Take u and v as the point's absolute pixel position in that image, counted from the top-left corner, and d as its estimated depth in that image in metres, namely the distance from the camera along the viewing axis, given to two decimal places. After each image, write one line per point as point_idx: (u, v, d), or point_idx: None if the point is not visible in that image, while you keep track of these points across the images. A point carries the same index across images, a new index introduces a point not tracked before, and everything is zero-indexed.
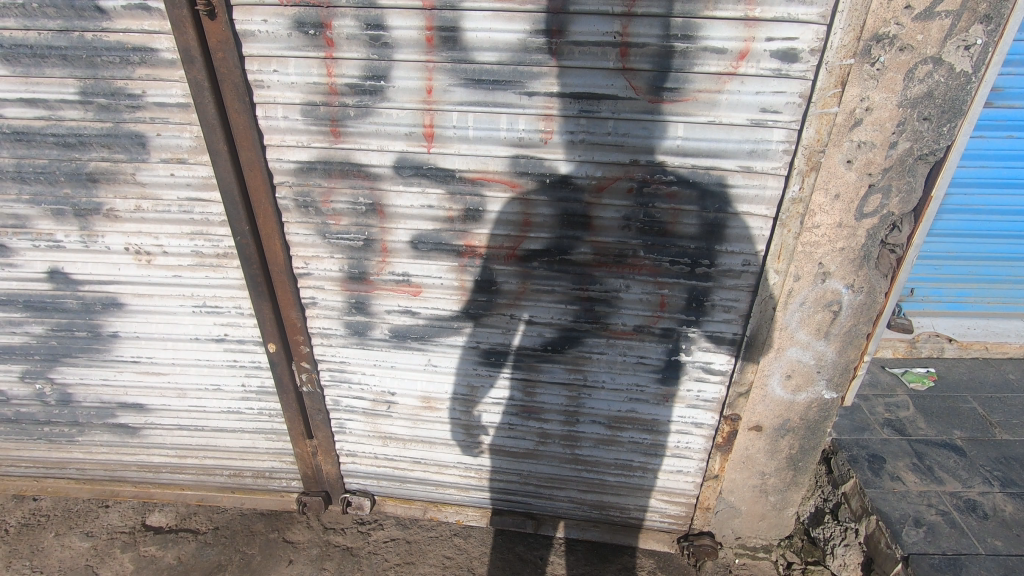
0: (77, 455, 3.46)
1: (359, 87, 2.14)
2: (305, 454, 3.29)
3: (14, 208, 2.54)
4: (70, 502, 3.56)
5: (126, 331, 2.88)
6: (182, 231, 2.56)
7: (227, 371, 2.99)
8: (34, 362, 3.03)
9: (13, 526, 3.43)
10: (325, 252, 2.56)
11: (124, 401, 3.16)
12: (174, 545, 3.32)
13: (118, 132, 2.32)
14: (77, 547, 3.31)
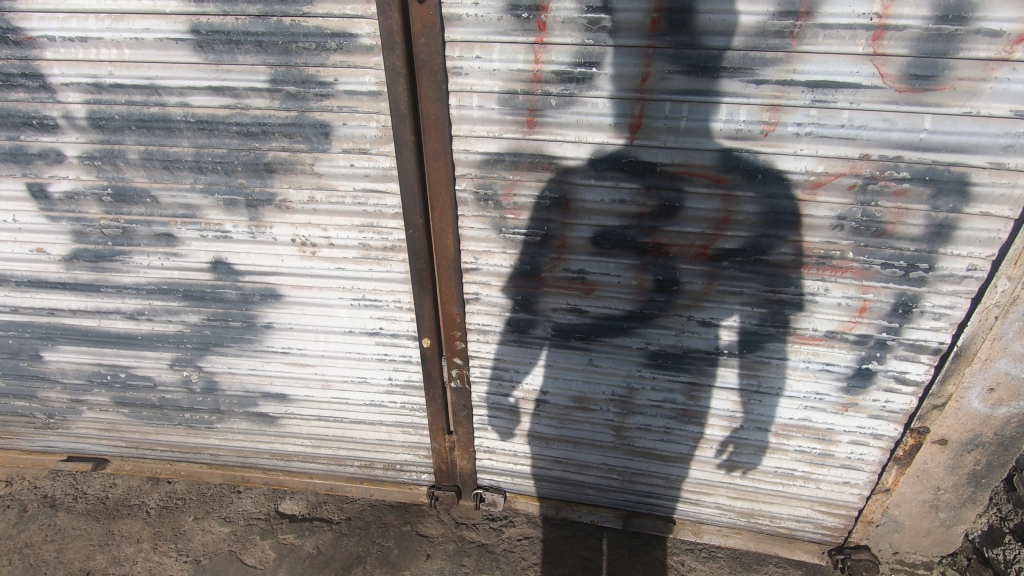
0: (213, 441, 3.50)
1: (567, 75, 2.01)
2: (442, 449, 3.25)
3: (187, 198, 2.50)
4: (203, 487, 3.62)
5: (280, 322, 2.85)
6: (352, 223, 2.49)
7: (376, 364, 2.95)
8: (186, 350, 3.04)
9: (153, 507, 3.51)
10: (498, 247, 2.46)
11: (268, 390, 3.15)
12: (311, 534, 3.33)
13: (303, 121, 2.25)
14: (218, 532, 3.35)
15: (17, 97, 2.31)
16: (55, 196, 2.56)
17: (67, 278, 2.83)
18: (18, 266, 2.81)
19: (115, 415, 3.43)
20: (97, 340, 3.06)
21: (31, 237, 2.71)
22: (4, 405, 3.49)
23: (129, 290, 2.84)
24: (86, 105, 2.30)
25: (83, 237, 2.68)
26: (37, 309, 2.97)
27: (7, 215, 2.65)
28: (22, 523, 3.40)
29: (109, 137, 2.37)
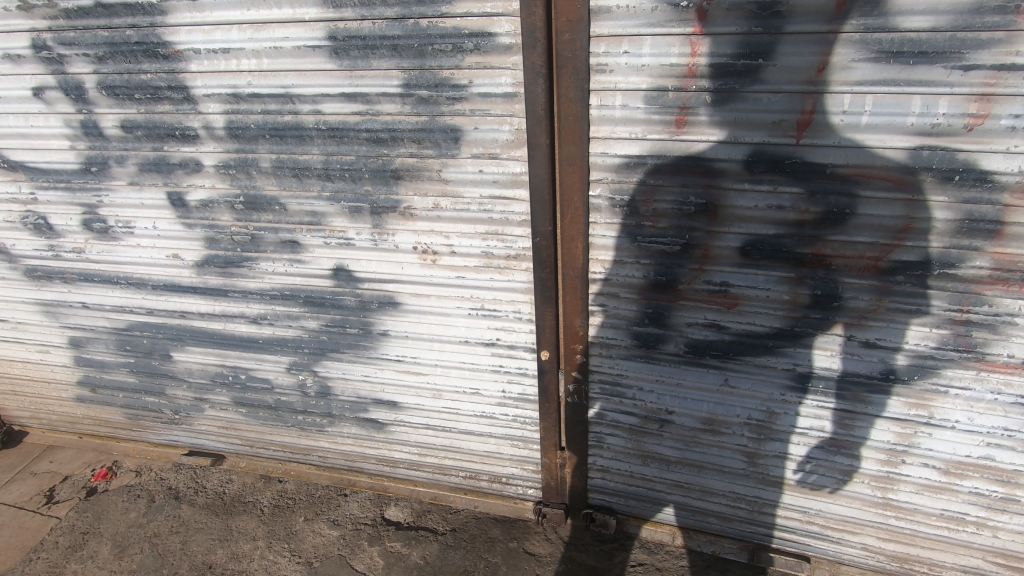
0: (323, 444, 3.54)
1: (728, 68, 1.80)
2: (553, 465, 3.10)
3: (314, 205, 2.50)
4: (312, 488, 3.68)
5: (396, 330, 2.81)
6: (476, 230, 2.39)
7: (490, 376, 2.85)
8: (303, 355, 3.08)
9: (267, 506, 3.60)
10: (630, 257, 2.29)
11: (380, 398, 3.14)
12: (418, 543, 3.28)
13: (433, 126, 2.17)
14: (328, 535, 3.38)
15: (162, 109, 2.39)
16: (192, 204, 2.64)
17: (198, 282, 2.93)
18: (156, 270, 2.94)
19: (234, 414, 3.54)
20: (222, 342, 3.16)
21: (168, 243, 2.82)
22: (136, 400, 3.69)
23: (254, 295, 2.89)
24: (225, 115, 2.34)
25: (214, 243, 2.76)
26: (170, 311, 3.11)
27: (149, 223, 2.77)
28: (151, 513, 3.58)
29: (244, 146, 2.40)
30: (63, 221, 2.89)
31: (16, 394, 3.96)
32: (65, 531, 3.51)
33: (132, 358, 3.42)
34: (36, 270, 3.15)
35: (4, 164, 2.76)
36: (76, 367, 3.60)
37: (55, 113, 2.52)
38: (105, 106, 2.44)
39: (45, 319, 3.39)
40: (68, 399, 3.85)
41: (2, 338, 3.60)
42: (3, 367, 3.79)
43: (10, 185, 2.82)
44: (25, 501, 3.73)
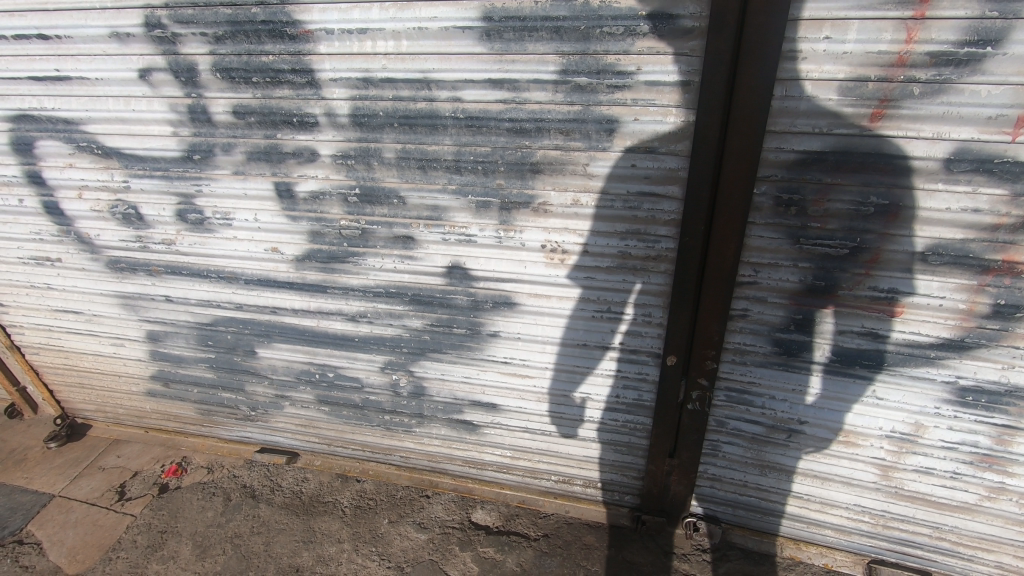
0: (408, 444, 3.42)
1: (947, 57, 1.66)
2: (658, 472, 2.96)
3: (436, 199, 2.34)
4: (392, 489, 3.57)
5: (508, 331, 2.67)
6: (615, 229, 2.23)
7: (604, 380, 2.70)
8: (400, 355, 2.94)
9: (348, 506, 3.48)
10: (787, 260, 2.12)
11: (478, 400, 3.00)
12: (511, 549, 3.15)
13: (586, 116, 2.00)
14: (416, 538, 3.26)
15: (281, 94, 2.23)
16: (300, 196, 2.49)
17: (295, 278, 2.78)
18: (251, 264, 2.79)
19: (316, 412, 3.41)
20: (313, 339, 3.02)
21: (268, 237, 2.67)
22: (211, 396, 3.57)
23: (356, 292, 2.75)
24: (350, 101, 2.18)
25: (319, 237, 2.60)
26: (261, 307, 2.96)
27: (249, 214, 2.62)
28: (229, 512, 3.47)
29: (367, 135, 2.24)
30: (155, 211, 2.74)
31: (82, 387, 3.84)
32: (142, 529, 3.40)
33: (212, 353, 3.29)
34: (119, 262, 3.01)
35: (96, 150, 2.60)
36: (151, 361, 3.48)
37: (159, 97, 2.36)
38: (217, 90, 2.28)
39: (122, 312, 3.25)
40: (138, 393, 3.73)
41: (74, 331, 3.47)
42: (72, 360, 3.67)
43: (101, 172, 2.67)
44: (96, 497, 3.63)
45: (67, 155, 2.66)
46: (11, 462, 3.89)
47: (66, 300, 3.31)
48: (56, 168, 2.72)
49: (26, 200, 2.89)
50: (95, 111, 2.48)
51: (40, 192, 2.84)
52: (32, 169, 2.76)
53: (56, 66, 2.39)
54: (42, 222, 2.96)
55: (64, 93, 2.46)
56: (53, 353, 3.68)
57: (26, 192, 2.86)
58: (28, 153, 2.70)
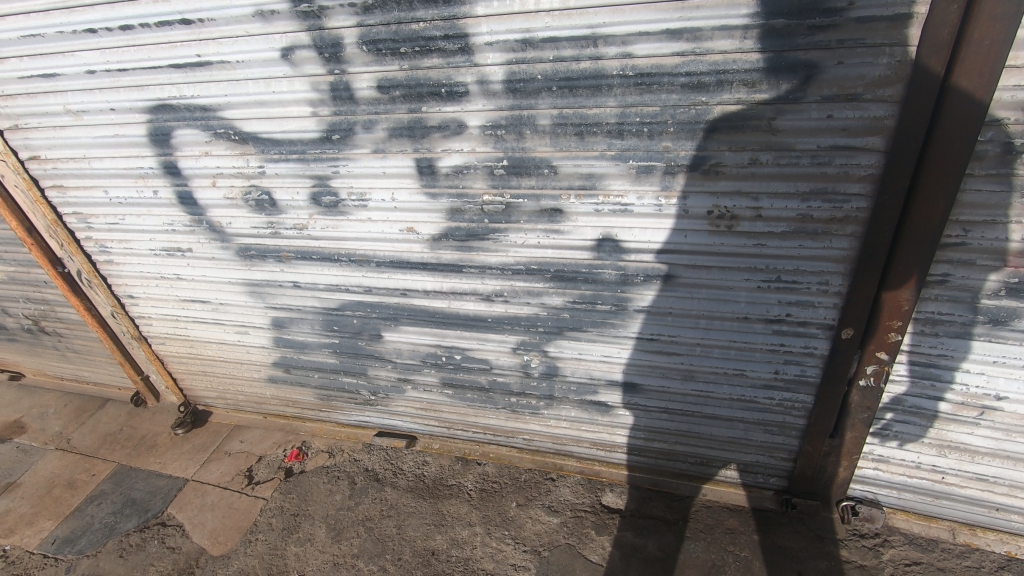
0: (534, 427, 3.34)
1: None
2: (815, 453, 2.79)
3: (593, 166, 2.19)
4: (516, 471, 3.51)
5: (657, 306, 2.51)
6: (796, 189, 2.03)
7: (763, 355, 2.52)
8: (535, 334, 2.83)
9: (473, 490, 3.44)
10: (1008, 217, 1.89)
11: (617, 379, 2.87)
12: (651, 533, 3.03)
13: (779, 63, 1.80)
14: (549, 522, 3.18)
15: (430, 64, 2.12)
16: (441, 171, 2.39)
17: (430, 258, 2.71)
18: (384, 246, 2.74)
19: (439, 396, 3.37)
20: (443, 321, 2.95)
21: (404, 216, 2.60)
22: (332, 381, 3.58)
23: (493, 271, 2.65)
24: (505, 66, 2.05)
25: (459, 214, 2.51)
26: (391, 289, 2.91)
27: (386, 194, 2.55)
28: (357, 496, 3.49)
29: (522, 102, 2.11)
30: (289, 196, 2.72)
31: (205, 375, 3.94)
32: (276, 512, 3.47)
33: (337, 338, 3.28)
34: (249, 249, 3.01)
35: (233, 136, 2.58)
36: (274, 348, 3.51)
37: (301, 76, 2.30)
38: (362, 64, 2.20)
39: (250, 299, 3.28)
40: (259, 380, 3.79)
41: (201, 320, 3.54)
42: (197, 349, 3.75)
43: (237, 159, 2.65)
44: (228, 481, 3.73)
45: (204, 143, 2.65)
46: (144, 448, 4.07)
47: (194, 290, 3.37)
48: (192, 157, 2.72)
49: (161, 191, 2.92)
50: (234, 95, 2.44)
51: (175, 182, 2.86)
52: (168, 160, 2.77)
53: (197, 51, 2.35)
54: (176, 213, 3.00)
55: (204, 79, 2.44)
56: (179, 343, 3.77)
57: (161, 183, 2.89)
58: (165, 144, 2.71)
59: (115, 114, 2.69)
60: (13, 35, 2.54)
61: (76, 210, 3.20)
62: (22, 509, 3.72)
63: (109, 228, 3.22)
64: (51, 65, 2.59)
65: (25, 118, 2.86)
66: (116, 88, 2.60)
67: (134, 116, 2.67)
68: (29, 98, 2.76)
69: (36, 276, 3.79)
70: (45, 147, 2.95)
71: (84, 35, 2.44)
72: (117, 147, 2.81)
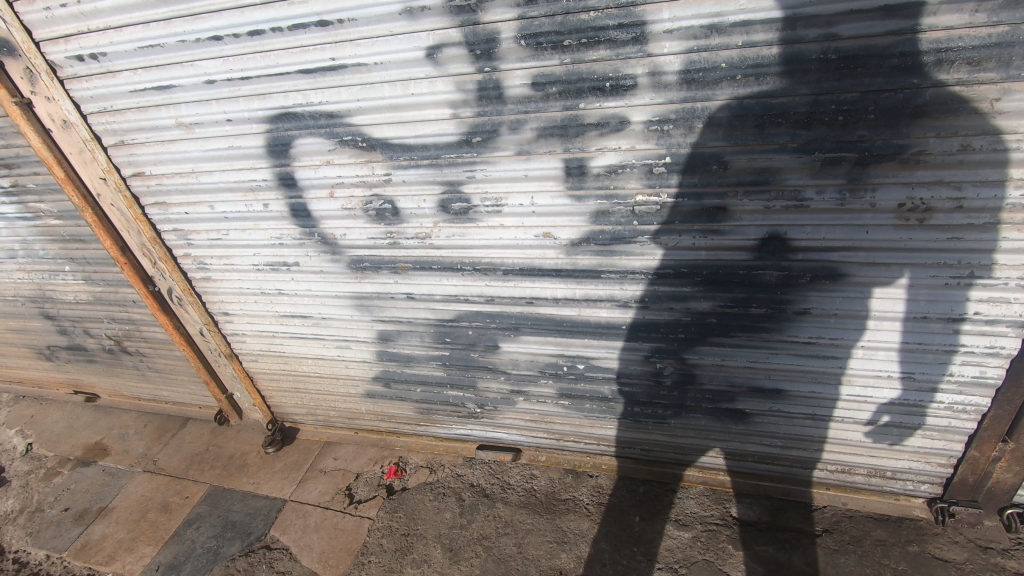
0: (656, 437, 3.18)
1: None
2: (981, 459, 2.62)
3: (771, 159, 2.03)
4: (632, 483, 3.34)
5: (821, 308, 2.34)
6: (1009, 176, 1.86)
7: (937, 357, 2.35)
8: (673, 341, 2.67)
9: (591, 504, 3.27)
10: None
11: (761, 386, 2.70)
12: (794, 547, 2.86)
13: (1014, 38, 1.65)
14: (679, 537, 3.01)
15: (596, 56, 1.97)
16: (592, 171, 2.24)
17: (565, 264, 2.56)
18: (516, 253, 2.59)
19: (553, 407, 3.23)
20: (569, 330, 2.81)
21: (542, 221, 2.45)
22: (435, 395, 3.44)
23: (635, 275, 2.50)
24: (683, 55, 1.90)
25: (605, 217, 2.36)
26: (516, 298, 2.77)
27: (525, 198, 2.41)
28: (468, 513, 3.34)
29: (697, 94, 1.96)
30: (414, 204, 2.58)
31: (297, 392, 3.83)
32: (385, 532, 3.33)
33: (447, 350, 3.15)
34: (362, 261, 2.89)
35: (360, 143, 2.45)
36: (376, 362, 3.38)
37: (444, 76, 2.17)
38: (516, 60, 2.06)
39: (356, 313, 3.15)
40: (356, 395, 3.67)
41: (300, 336, 3.42)
42: (291, 365, 3.64)
43: (361, 167, 2.53)
44: (328, 501, 3.60)
45: (326, 152, 2.53)
46: (234, 469, 3.96)
47: (296, 305, 3.25)
48: (312, 167, 2.60)
49: (272, 205, 2.81)
50: (366, 100, 2.31)
51: (289, 194, 2.74)
52: (285, 171, 2.65)
53: (331, 54, 2.22)
54: (286, 226, 2.88)
55: (334, 83, 2.31)
56: (272, 360, 3.66)
57: (273, 196, 2.77)
58: (284, 154, 2.60)
59: (232, 125, 2.57)
60: (129, 47, 2.43)
61: (177, 227, 3.10)
62: (119, 535, 3.63)
63: (211, 245, 3.11)
64: (168, 77, 2.49)
65: (131, 133, 2.76)
66: (235, 98, 2.48)
67: (252, 127, 2.55)
68: (139, 112, 2.66)
69: (124, 296, 3.70)
70: (151, 163, 2.86)
71: (207, 43, 2.33)
72: (230, 160, 2.70)
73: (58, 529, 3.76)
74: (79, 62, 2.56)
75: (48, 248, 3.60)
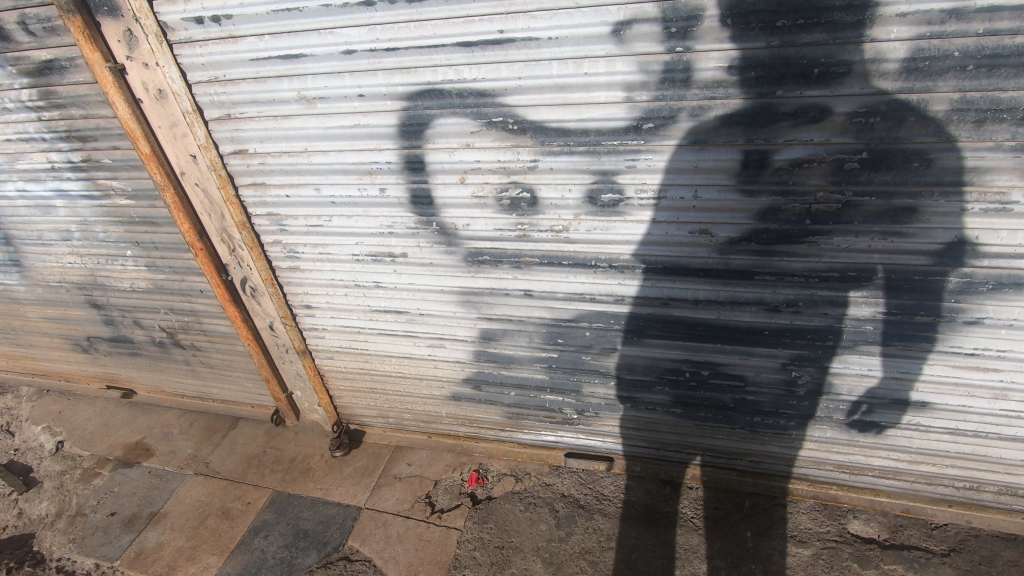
0: (770, 448, 3.04)
1: None
2: None
3: (983, 158, 1.92)
4: (737, 497, 3.17)
5: (995, 319, 2.24)
6: None
7: None
8: (818, 349, 2.54)
9: (696, 517, 3.09)
10: None
11: (904, 398, 2.59)
12: (924, 567, 2.73)
13: None
14: (799, 554, 2.84)
15: (811, 39, 1.84)
16: (773, 165, 2.11)
17: (715, 264, 2.41)
18: (662, 250, 2.44)
19: (663, 415, 3.07)
20: (702, 334, 2.66)
21: (701, 216, 2.30)
22: (530, 399, 3.26)
23: (793, 278, 2.36)
24: (911, 42, 1.78)
25: (775, 215, 2.22)
26: (649, 299, 2.61)
27: (687, 190, 2.25)
28: (566, 525, 3.14)
29: (916, 85, 1.84)
30: (557, 194, 2.41)
31: (372, 392, 3.61)
32: (477, 544, 3.11)
33: (556, 352, 2.97)
34: (481, 254, 2.70)
35: (510, 125, 2.28)
36: (471, 363, 3.19)
37: (626, 55, 2.02)
38: (714, 40, 1.92)
39: (460, 309, 2.96)
40: (439, 397, 3.46)
41: (388, 332, 3.21)
42: (372, 363, 3.42)
43: (505, 152, 2.35)
44: (408, 509, 3.37)
45: (467, 134, 2.35)
46: (298, 473, 3.71)
47: (391, 299, 3.04)
48: (446, 150, 2.42)
49: (390, 189, 2.61)
50: (529, 78, 2.14)
51: (412, 178, 2.54)
52: (414, 154, 2.46)
53: (500, 27, 2.06)
54: (400, 214, 2.68)
55: (495, 59, 2.13)
56: (351, 357, 3.43)
57: (393, 180, 2.58)
58: (417, 135, 2.40)
59: (362, 101, 2.37)
60: (261, 9, 2.22)
61: (271, 210, 2.87)
62: (177, 543, 3.35)
63: (307, 231, 2.89)
64: (299, 45, 2.28)
65: (241, 106, 2.54)
66: (373, 72, 2.29)
67: (386, 103, 2.36)
68: (256, 83, 2.44)
69: (190, 284, 3.44)
70: (257, 140, 2.63)
71: (355, 9, 2.14)
72: (351, 139, 2.50)
73: (106, 536, 3.46)
74: (196, 25, 2.34)
75: (110, 231, 3.33)
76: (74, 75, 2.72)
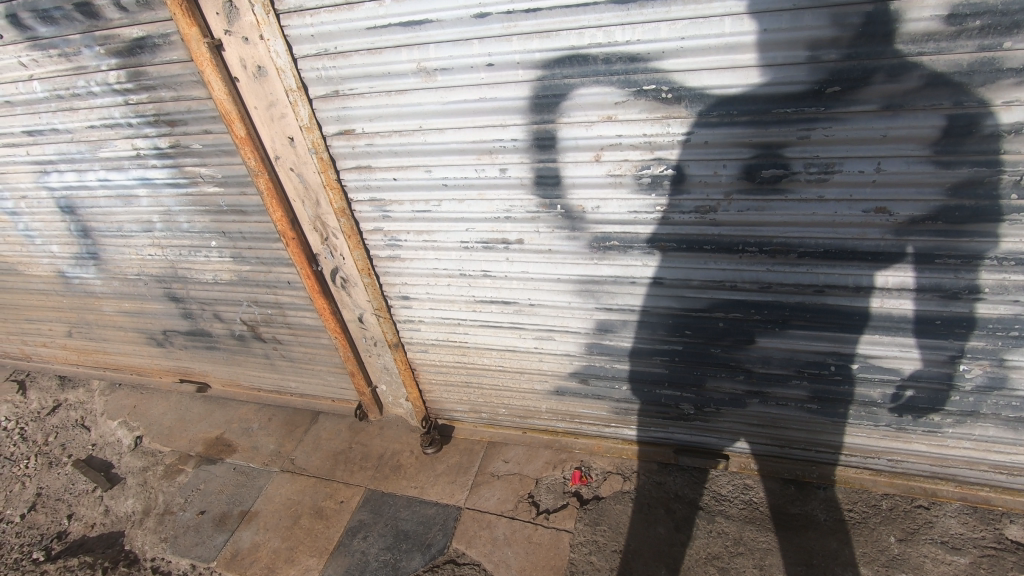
0: (917, 447, 2.79)
1: None
2: None
3: None
4: (873, 498, 2.92)
5: None
6: None
7: None
8: (998, 340, 2.27)
9: (830, 521, 2.86)
10: None
11: None
12: None
13: None
14: (955, 563, 2.60)
15: None
16: (983, 131, 1.83)
17: (889, 246, 2.14)
18: (825, 231, 2.17)
19: (794, 410, 2.83)
20: (858, 324, 2.40)
21: (881, 193, 2.03)
22: (644, 394, 3.05)
23: (983, 261, 2.08)
24: None
25: (974, 189, 1.94)
26: (800, 286, 2.36)
27: (869, 163, 1.98)
28: (686, 528, 2.93)
29: None
30: (707, 170, 2.16)
31: (466, 386, 3.43)
32: (592, 548, 2.92)
33: (680, 344, 2.74)
34: (608, 239, 2.47)
35: (663, 94, 2.02)
36: (581, 356, 2.98)
37: (818, 6, 1.74)
38: None
39: (576, 299, 2.74)
40: (540, 392, 3.27)
41: (492, 325, 3.01)
42: (469, 357, 3.23)
43: (652, 124, 2.10)
44: (511, 510, 3.19)
45: (610, 105, 2.10)
46: (389, 471, 3.56)
47: (499, 289, 2.83)
48: (583, 124, 2.17)
49: (512, 170, 2.38)
50: (693, 38, 1.88)
51: (539, 157, 2.31)
52: (545, 129, 2.22)
53: None
54: (520, 196, 2.45)
55: (655, 17, 1.88)
56: (447, 350, 3.25)
57: (516, 159, 2.35)
58: (551, 108, 2.16)
59: (491, 71, 2.14)
60: None
61: (375, 195, 2.66)
62: (273, 544, 3.24)
63: (413, 218, 2.68)
64: (425, 9, 2.05)
65: (351, 82, 2.32)
66: (506, 38, 2.05)
67: (518, 73, 2.12)
68: (370, 55, 2.22)
69: (277, 276, 3.28)
70: (365, 120, 2.42)
71: None
72: (473, 115, 2.27)
73: (198, 536, 3.36)
74: None
75: (195, 220, 3.16)
76: (167, 53, 2.53)
